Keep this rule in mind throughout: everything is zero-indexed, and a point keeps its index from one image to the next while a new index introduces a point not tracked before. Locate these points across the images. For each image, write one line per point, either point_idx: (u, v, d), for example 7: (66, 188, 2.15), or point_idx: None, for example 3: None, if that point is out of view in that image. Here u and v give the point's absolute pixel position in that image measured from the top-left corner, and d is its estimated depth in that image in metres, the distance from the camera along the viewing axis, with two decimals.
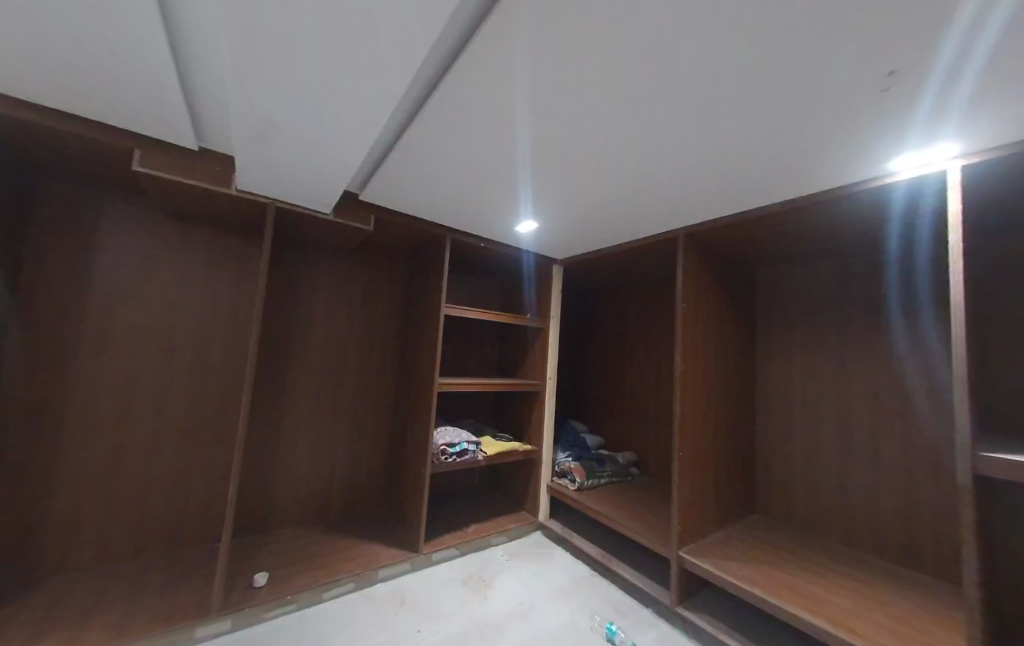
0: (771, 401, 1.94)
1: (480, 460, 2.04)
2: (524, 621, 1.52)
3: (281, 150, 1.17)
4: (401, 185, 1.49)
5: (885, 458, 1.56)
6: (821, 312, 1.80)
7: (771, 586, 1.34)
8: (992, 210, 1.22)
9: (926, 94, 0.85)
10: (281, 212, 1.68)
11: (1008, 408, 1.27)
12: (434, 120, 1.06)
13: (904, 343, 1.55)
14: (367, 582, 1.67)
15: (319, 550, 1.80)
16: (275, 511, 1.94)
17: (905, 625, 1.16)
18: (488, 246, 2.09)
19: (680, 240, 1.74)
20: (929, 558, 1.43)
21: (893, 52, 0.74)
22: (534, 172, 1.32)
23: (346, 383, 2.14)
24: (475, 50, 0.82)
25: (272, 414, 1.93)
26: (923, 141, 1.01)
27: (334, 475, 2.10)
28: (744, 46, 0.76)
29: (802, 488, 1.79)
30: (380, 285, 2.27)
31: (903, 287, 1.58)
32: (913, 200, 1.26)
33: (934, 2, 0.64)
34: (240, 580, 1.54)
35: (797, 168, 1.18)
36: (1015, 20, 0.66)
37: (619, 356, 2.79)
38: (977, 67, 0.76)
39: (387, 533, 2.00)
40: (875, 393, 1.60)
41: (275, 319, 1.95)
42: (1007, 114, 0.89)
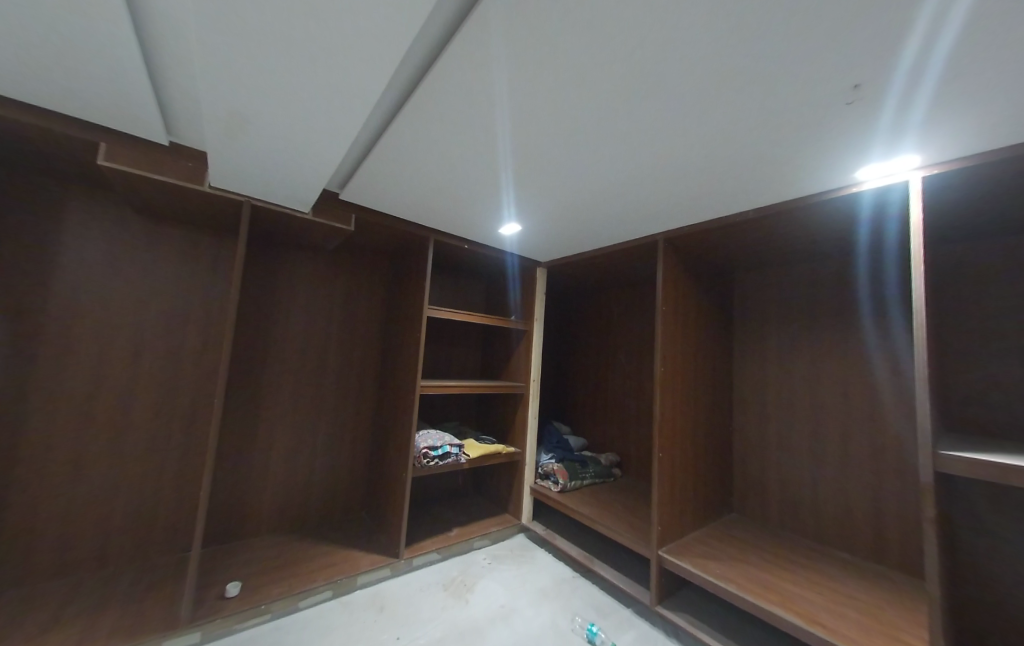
0: (748, 403, 1.97)
1: (463, 463, 2.02)
2: (505, 624, 1.52)
3: (255, 146, 1.14)
4: (379, 185, 1.47)
5: (855, 459, 1.60)
6: (795, 315, 1.85)
7: (747, 584, 1.36)
8: (952, 220, 1.27)
9: (889, 107, 0.87)
10: (257, 210, 1.64)
11: (968, 410, 1.32)
12: (413, 122, 1.05)
13: (875, 346, 1.60)
14: (345, 588, 1.64)
15: (295, 558, 1.76)
16: (250, 517, 1.89)
17: (873, 619, 1.20)
18: (471, 247, 2.07)
19: (660, 244, 1.76)
20: (895, 554, 1.47)
21: (857, 67, 0.76)
22: (513, 176, 1.32)
23: (325, 386, 2.10)
24: (450, 52, 0.81)
25: (247, 419, 1.88)
26: (887, 153, 1.05)
27: (313, 479, 2.06)
28: (715, 57, 0.77)
29: (777, 488, 1.83)
30: (360, 286, 2.24)
31: (873, 292, 1.63)
32: (880, 208, 1.29)
33: (891, 19, 0.66)
34: (210, 591, 1.49)
35: (770, 177, 1.21)
36: (967, 38, 0.68)
37: (602, 358, 2.81)
38: (936, 82, 0.79)
39: (367, 538, 1.97)
40: (847, 394, 1.64)
41: (252, 320, 1.90)
42: (963, 129, 0.92)
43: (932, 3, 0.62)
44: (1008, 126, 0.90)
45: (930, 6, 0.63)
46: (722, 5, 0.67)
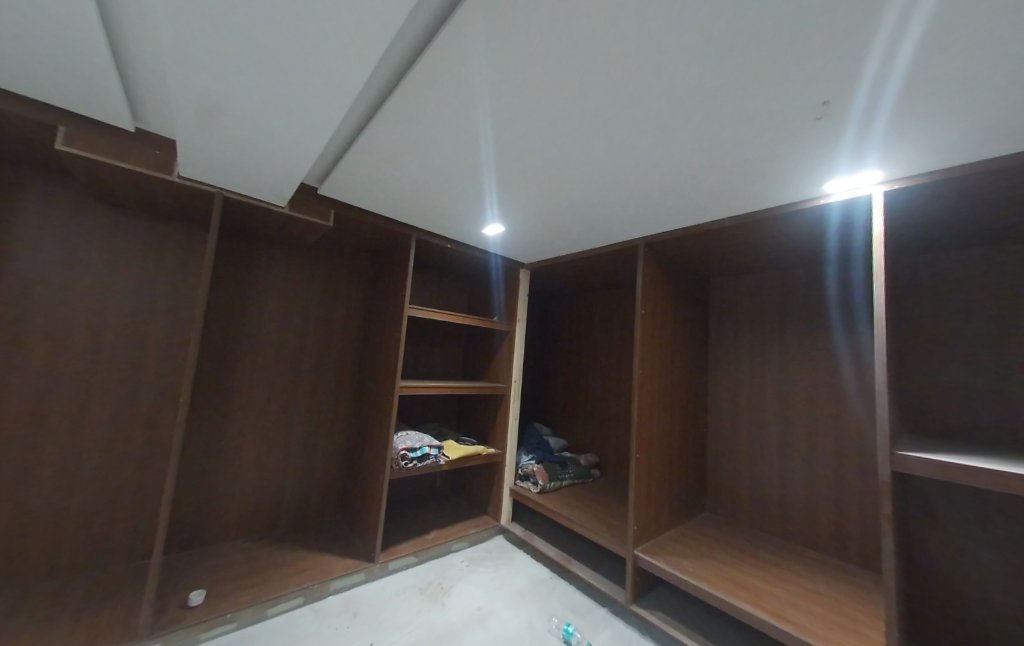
0: (723, 405, 2.03)
1: (442, 464, 2.00)
2: (482, 627, 1.51)
3: (229, 137, 1.10)
4: (360, 182, 1.44)
5: (820, 459, 1.67)
6: (768, 320, 1.91)
7: (718, 581, 1.40)
8: (912, 234, 1.34)
9: (850, 125, 0.92)
10: (230, 203, 1.58)
11: (921, 413, 1.40)
12: (394, 120, 1.03)
13: (842, 352, 1.67)
14: (317, 594, 1.60)
15: (265, 564, 1.70)
16: (217, 522, 1.81)
17: (834, 613, 1.25)
18: (454, 246, 2.06)
19: (640, 249, 1.79)
20: (856, 551, 1.54)
21: (823, 85, 0.80)
22: (496, 178, 1.31)
23: (300, 385, 2.05)
24: (432, 54, 0.81)
25: (216, 420, 1.81)
26: (852, 168, 1.10)
27: (285, 482, 2.00)
28: (694, 70, 0.79)
29: (748, 488, 1.88)
30: (339, 283, 2.19)
31: (841, 299, 1.70)
32: (847, 220, 1.36)
33: (851, 43, 0.70)
34: (172, 600, 1.42)
35: (744, 187, 1.25)
36: (919, 64, 0.73)
37: (583, 360, 2.84)
38: (892, 103, 0.84)
39: (342, 542, 1.92)
40: (815, 397, 1.71)
41: (223, 317, 1.83)
42: (921, 148, 0.98)
43: (890, 28, 0.66)
44: (957, 146, 0.96)
45: (887, 32, 0.67)
46: (698, 20, 0.69)
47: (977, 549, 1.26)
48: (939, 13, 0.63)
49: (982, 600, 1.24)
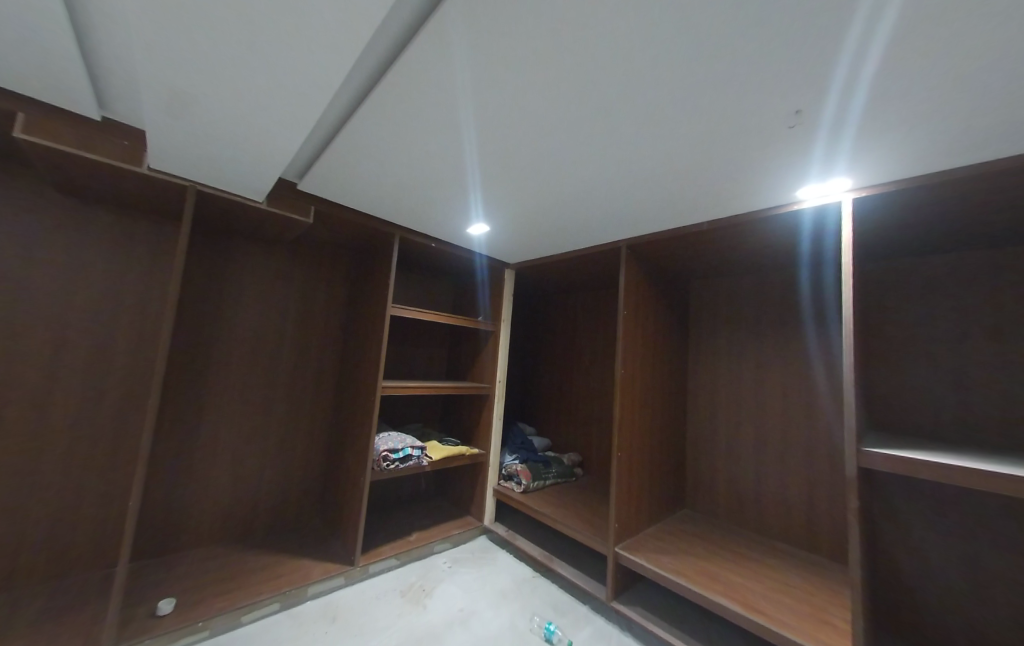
0: (702, 404, 2.07)
1: (425, 465, 1.98)
2: (464, 628, 1.50)
3: (202, 128, 1.06)
4: (340, 179, 1.42)
5: (792, 456, 1.73)
6: (745, 322, 1.96)
7: (695, 576, 1.43)
8: (879, 240, 1.40)
9: (820, 134, 0.96)
10: (204, 197, 1.52)
11: (886, 411, 1.47)
12: (376, 117, 1.01)
13: (815, 353, 1.73)
14: (294, 600, 1.56)
15: (239, 570, 1.65)
16: (188, 528, 1.75)
17: (804, 604, 1.29)
18: (438, 245, 2.04)
19: (622, 251, 1.82)
20: (825, 543, 1.60)
21: (795, 95, 0.83)
22: (480, 178, 1.31)
23: (278, 386, 2.00)
24: (413, 54, 0.80)
25: (188, 422, 1.74)
26: (823, 175, 1.14)
27: (262, 486, 1.95)
28: (672, 77, 0.81)
29: (724, 485, 1.93)
30: (319, 282, 2.14)
31: (814, 302, 1.76)
32: (818, 226, 1.41)
33: (819, 55, 0.73)
34: (140, 609, 1.36)
35: (722, 192, 1.28)
36: (881, 77, 0.77)
37: (567, 360, 2.86)
38: (859, 113, 0.87)
39: (320, 546, 1.88)
40: (789, 396, 1.77)
41: (197, 315, 1.77)
42: (887, 156, 1.02)
43: (853, 42, 0.70)
44: (918, 156, 1.01)
45: (850, 46, 0.70)
46: (672, 31, 0.71)
47: (936, 539, 1.33)
48: (899, 29, 0.67)
49: (938, 586, 1.31)
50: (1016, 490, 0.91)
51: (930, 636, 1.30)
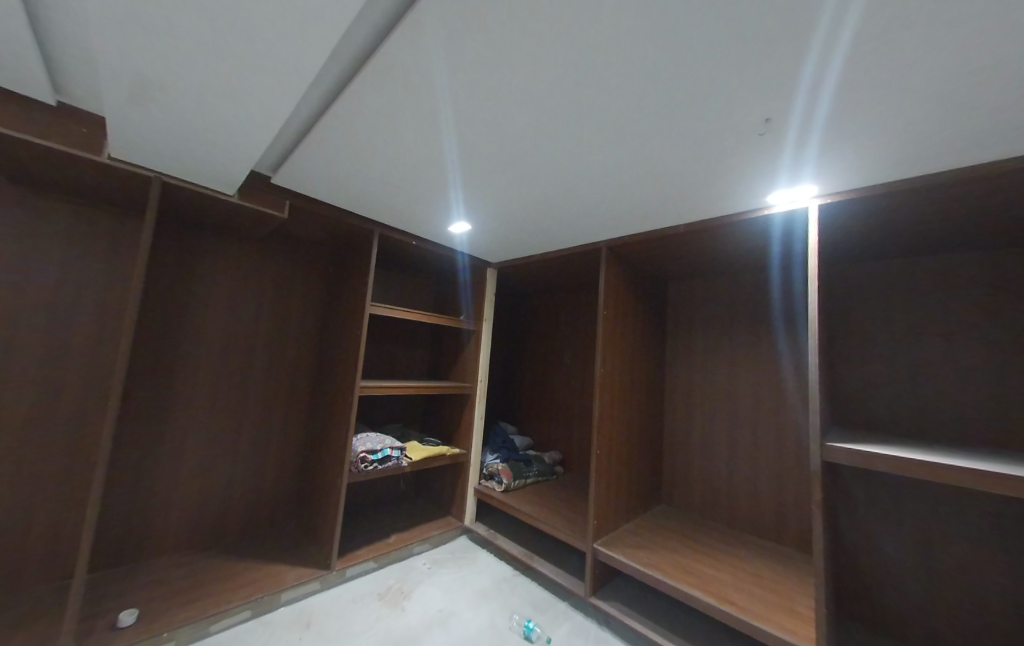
0: (679, 402, 2.13)
1: (405, 466, 1.95)
2: (443, 629, 1.49)
3: (168, 116, 1.01)
4: (317, 174, 1.38)
5: (762, 451, 1.79)
6: (718, 322, 2.03)
7: (671, 570, 1.47)
8: (843, 245, 1.47)
9: (789, 142, 1.00)
10: (170, 189, 1.45)
11: (849, 408, 1.54)
12: (353, 111, 0.99)
13: (784, 352, 1.79)
14: (266, 607, 1.51)
15: (208, 578, 1.58)
16: (153, 535, 1.67)
17: (772, 593, 1.35)
18: (420, 243, 2.01)
19: (602, 251, 1.84)
20: (792, 534, 1.67)
21: (765, 104, 0.86)
22: (461, 177, 1.30)
23: (250, 386, 1.93)
24: (390, 51, 0.79)
25: (153, 425, 1.66)
26: (792, 182, 1.19)
27: (233, 490, 1.88)
28: (648, 83, 0.83)
29: (699, 480, 1.99)
30: (295, 279, 2.09)
31: (784, 303, 1.83)
32: (788, 230, 1.47)
33: (783, 67, 0.76)
34: (99, 622, 1.29)
35: (698, 195, 1.32)
36: (843, 89, 0.81)
37: (548, 359, 2.87)
38: (822, 123, 0.91)
39: (295, 551, 1.83)
40: (760, 394, 1.84)
41: (162, 313, 1.69)
42: (850, 165, 1.07)
43: (815, 56, 0.73)
44: (878, 166, 1.07)
45: (812, 59, 0.74)
46: (646, 38, 0.72)
47: (893, 528, 1.40)
48: (856, 46, 0.70)
49: (895, 573, 1.39)
50: (964, 481, 0.97)
51: (886, 619, 1.38)
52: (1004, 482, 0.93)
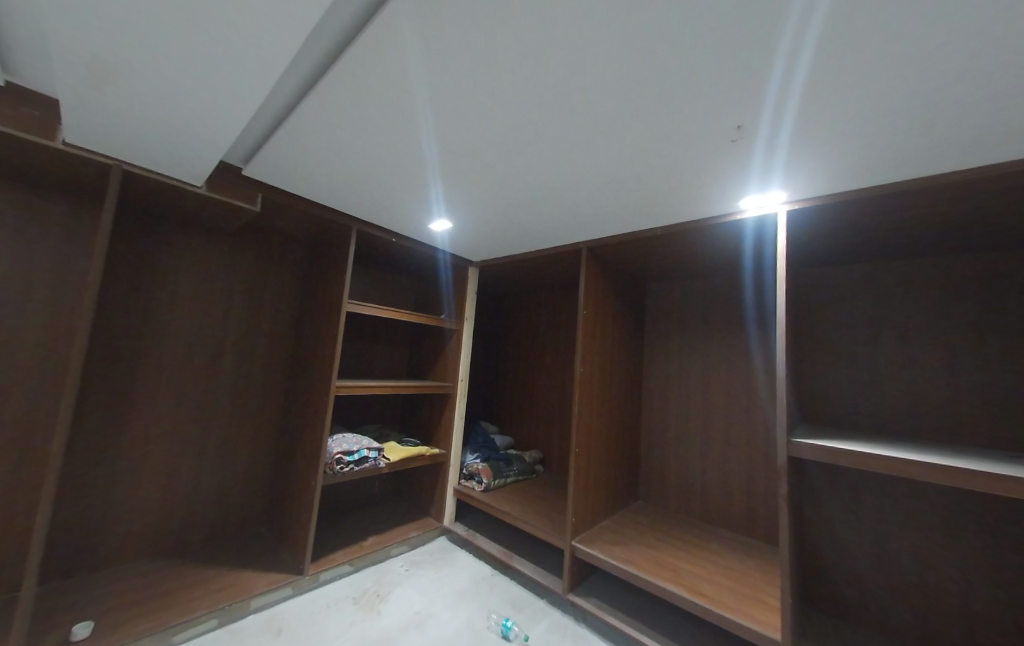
0: (655, 402, 2.17)
1: (382, 467, 1.91)
2: (420, 631, 1.48)
3: (129, 100, 0.96)
4: (291, 167, 1.34)
5: (733, 447, 1.86)
6: (694, 323, 2.08)
7: (646, 565, 1.49)
8: (809, 250, 1.54)
9: (758, 150, 1.03)
10: (133, 178, 1.38)
11: (814, 406, 1.61)
12: (328, 105, 0.97)
13: (755, 352, 1.86)
14: (234, 615, 1.45)
15: (171, 586, 1.51)
16: (111, 543, 1.58)
17: (741, 585, 1.40)
18: (399, 241, 1.98)
19: (583, 252, 1.86)
20: (760, 527, 1.74)
21: (736, 112, 0.89)
22: (442, 174, 1.29)
23: (219, 386, 1.86)
24: (366, 46, 0.78)
25: (112, 427, 1.57)
26: (762, 189, 1.24)
27: (200, 494, 1.81)
28: (625, 88, 0.84)
29: (675, 477, 2.04)
30: (268, 276, 2.02)
31: (755, 305, 1.90)
32: (759, 235, 1.52)
33: (752, 78, 0.79)
34: (48, 638, 1.21)
35: (675, 199, 1.35)
36: (807, 101, 0.84)
37: (529, 359, 2.88)
38: (790, 132, 0.95)
39: (266, 556, 1.77)
40: (731, 392, 1.90)
41: (123, 309, 1.60)
42: (816, 173, 1.12)
43: (781, 69, 0.76)
44: (841, 175, 1.12)
45: (779, 71, 0.77)
46: (622, 46, 0.74)
47: (853, 520, 1.48)
48: (818, 61, 0.74)
49: (854, 562, 1.46)
50: (916, 473, 1.03)
51: (845, 606, 1.46)
52: (950, 474, 0.99)
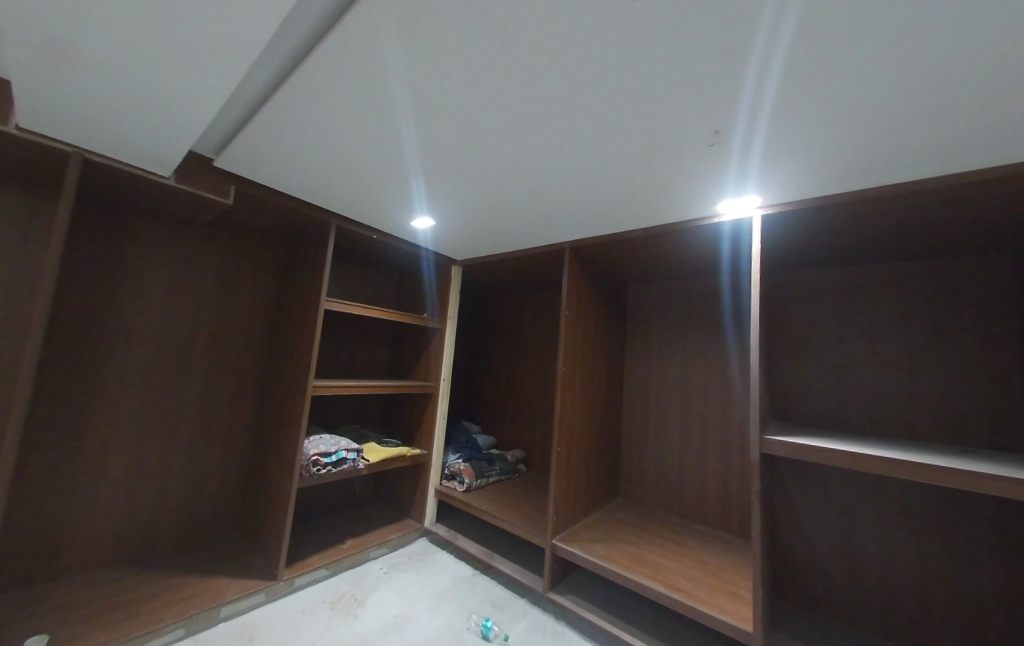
0: (636, 400, 2.20)
1: (361, 469, 1.87)
2: (398, 634, 1.45)
3: (88, 83, 0.90)
4: (267, 159, 1.29)
5: (710, 444, 1.90)
6: (673, 323, 2.12)
7: (624, 561, 1.52)
8: (783, 254, 1.59)
9: (734, 155, 1.06)
10: (94, 167, 1.31)
11: (786, 405, 1.67)
12: (304, 96, 0.94)
13: (732, 352, 1.91)
14: (202, 623, 1.40)
15: (134, 596, 1.44)
16: (67, 552, 1.49)
17: (716, 578, 1.43)
18: (381, 238, 1.94)
19: (566, 252, 1.87)
20: (735, 522, 1.79)
21: (713, 117, 0.91)
22: (424, 171, 1.27)
23: (188, 385, 1.79)
24: (342, 38, 0.76)
25: (69, 429, 1.49)
26: (738, 192, 1.27)
27: (167, 498, 1.73)
28: (606, 91, 0.85)
29: (654, 474, 2.07)
30: (243, 272, 1.96)
31: (732, 306, 1.95)
32: (735, 238, 1.56)
33: (727, 86, 0.82)
34: None
35: (656, 202, 1.37)
36: (777, 109, 0.87)
37: (512, 358, 2.88)
38: (764, 138, 0.98)
39: (238, 562, 1.71)
40: (709, 392, 1.95)
41: (84, 304, 1.52)
42: (789, 178, 1.16)
43: (753, 76, 0.79)
44: (810, 181, 1.17)
45: (751, 79, 0.79)
46: (602, 48, 0.75)
47: (822, 513, 1.54)
48: (788, 70, 0.77)
49: (821, 555, 1.52)
50: (877, 467, 1.08)
51: (814, 596, 1.52)
52: (908, 468, 1.04)
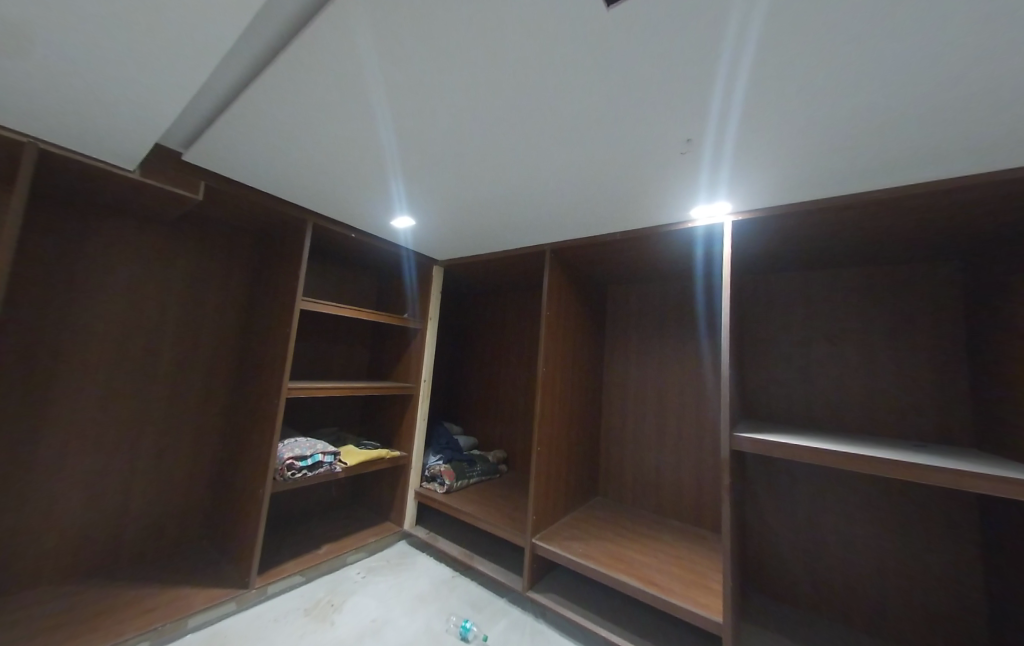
0: (614, 400, 2.24)
1: (338, 472, 1.84)
2: (376, 638, 1.44)
3: (43, 69, 0.86)
4: (240, 155, 1.25)
5: (685, 443, 1.96)
6: (650, 325, 2.17)
7: (602, 558, 1.54)
8: (752, 259, 1.66)
9: (706, 162, 1.11)
10: (51, 158, 1.24)
11: (755, 404, 1.74)
12: (278, 91, 0.92)
13: (705, 352, 1.97)
14: (168, 635, 1.34)
15: (92, 609, 1.37)
16: (17, 566, 1.39)
17: (689, 572, 1.48)
18: (359, 237, 1.92)
19: (546, 254, 1.89)
20: (707, 517, 1.85)
21: (685, 125, 0.95)
22: (404, 172, 1.26)
23: (154, 387, 1.71)
24: (317, 37, 0.75)
25: (21, 435, 1.40)
26: (711, 198, 1.32)
27: (130, 506, 1.65)
28: (583, 97, 0.87)
29: (631, 472, 2.11)
30: (214, 270, 1.89)
31: (705, 309, 2.01)
32: (707, 243, 1.62)
33: (697, 96, 0.85)
34: None
35: (633, 207, 1.41)
36: (745, 119, 0.92)
37: (493, 359, 2.88)
38: (734, 146, 1.02)
39: (207, 571, 1.65)
40: (683, 390, 2.01)
41: (39, 302, 1.43)
42: (756, 187, 1.22)
43: (721, 88, 0.83)
44: (777, 189, 1.22)
45: (718, 90, 0.83)
46: (578, 57, 0.77)
47: (788, 507, 1.61)
48: (753, 84, 0.81)
49: (787, 546, 1.59)
50: (837, 461, 1.14)
51: (781, 585, 1.58)
52: (864, 462, 1.11)
